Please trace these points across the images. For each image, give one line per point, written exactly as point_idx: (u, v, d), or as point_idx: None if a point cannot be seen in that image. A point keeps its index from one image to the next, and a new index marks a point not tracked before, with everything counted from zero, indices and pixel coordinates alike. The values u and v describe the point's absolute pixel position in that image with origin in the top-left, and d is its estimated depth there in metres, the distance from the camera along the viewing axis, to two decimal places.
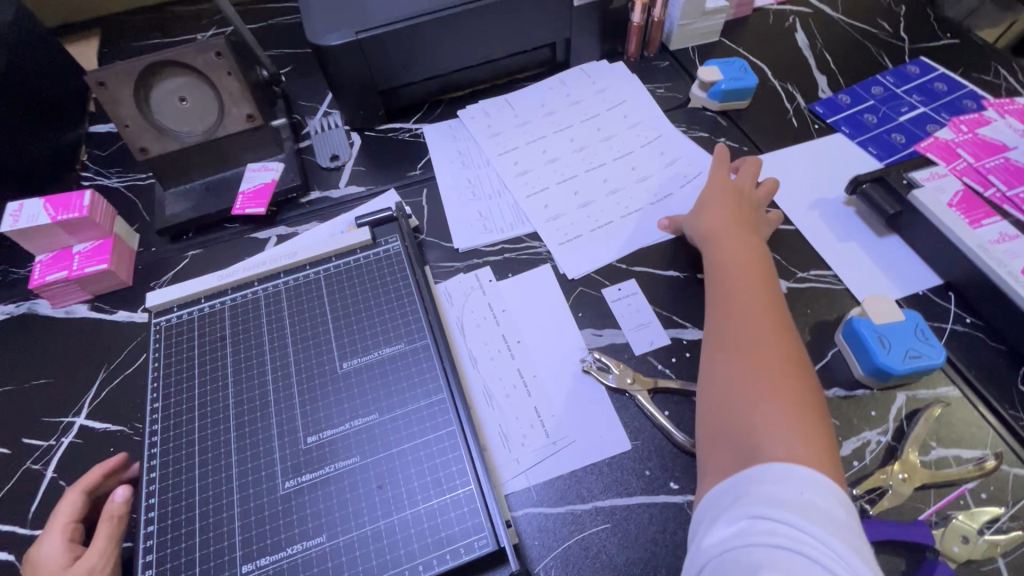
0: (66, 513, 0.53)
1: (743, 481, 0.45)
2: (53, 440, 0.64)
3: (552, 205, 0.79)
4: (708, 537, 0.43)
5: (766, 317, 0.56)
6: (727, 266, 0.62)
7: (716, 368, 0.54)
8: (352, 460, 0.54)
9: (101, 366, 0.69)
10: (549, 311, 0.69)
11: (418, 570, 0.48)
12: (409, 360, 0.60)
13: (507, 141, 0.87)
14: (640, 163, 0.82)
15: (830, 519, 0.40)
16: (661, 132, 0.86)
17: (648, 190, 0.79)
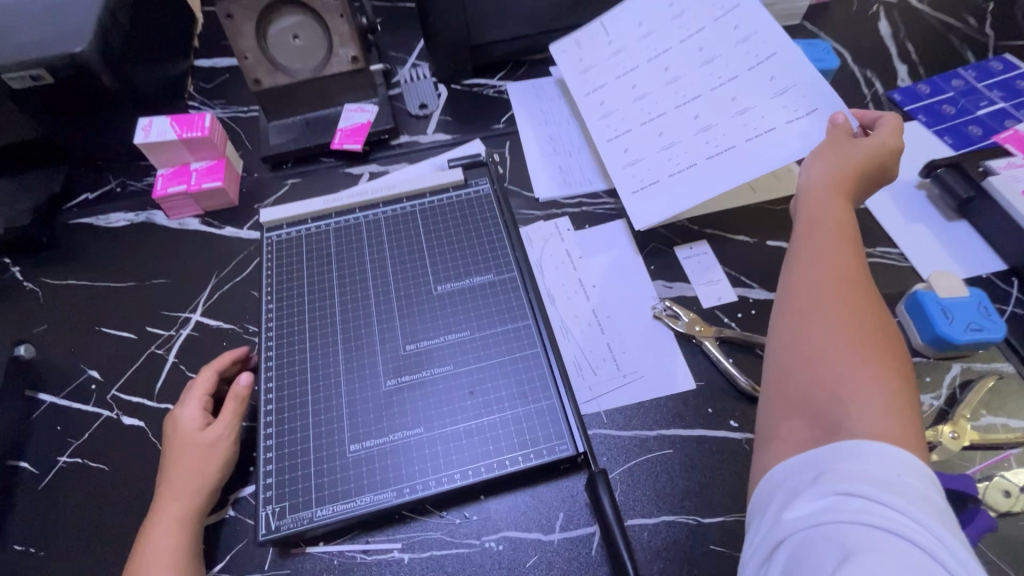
0: (203, 384, 0.60)
1: (828, 456, 0.44)
2: (173, 331, 0.72)
3: (633, 149, 0.77)
4: (790, 510, 0.43)
5: (859, 292, 0.52)
6: (823, 232, 0.58)
7: (796, 336, 0.52)
8: (446, 368, 0.61)
9: (212, 273, 0.77)
10: (622, 262, 0.73)
11: (505, 464, 0.55)
12: (497, 289, 0.66)
13: (597, 77, 0.83)
14: (741, 92, 0.73)
15: (918, 496, 0.40)
16: (778, 49, 0.73)
17: (744, 124, 0.71)
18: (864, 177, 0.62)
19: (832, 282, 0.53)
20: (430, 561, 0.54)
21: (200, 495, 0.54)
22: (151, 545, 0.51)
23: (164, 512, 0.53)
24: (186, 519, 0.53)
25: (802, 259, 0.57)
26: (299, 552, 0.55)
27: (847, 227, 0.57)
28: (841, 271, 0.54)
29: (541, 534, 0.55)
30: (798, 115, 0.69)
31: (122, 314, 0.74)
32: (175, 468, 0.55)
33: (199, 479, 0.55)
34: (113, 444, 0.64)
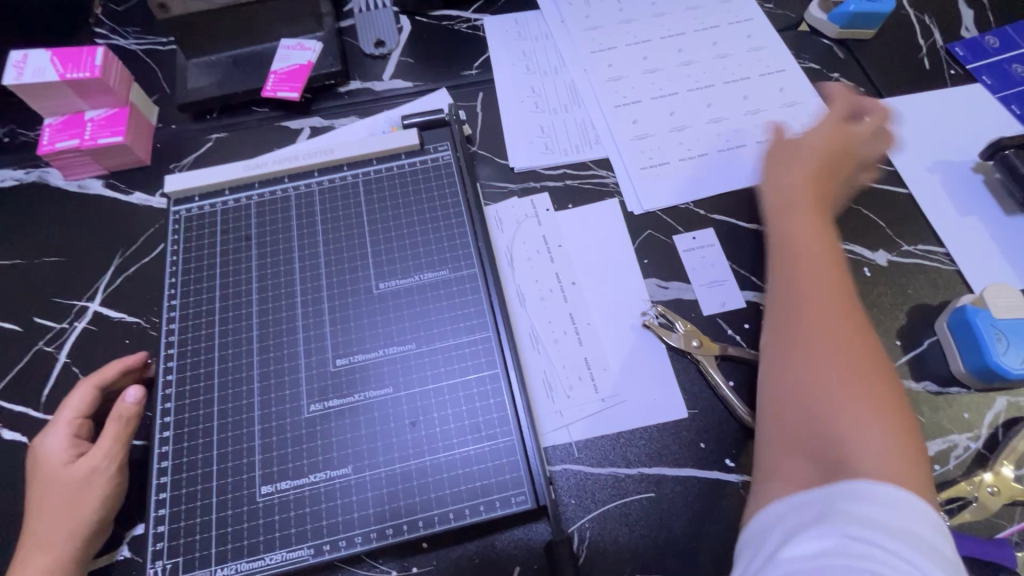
0: (79, 405, 0.50)
1: (829, 495, 0.36)
2: (67, 323, 0.60)
3: (641, 122, 0.69)
4: (787, 547, 0.35)
5: (846, 299, 0.46)
6: (802, 229, 0.51)
7: (785, 357, 0.45)
8: (382, 391, 0.49)
9: (116, 251, 0.64)
10: (609, 255, 0.61)
11: (448, 518, 0.45)
12: (452, 289, 0.54)
13: (605, 37, 0.75)
14: (753, 94, 0.70)
15: (939, 554, 0.32)
16: (787, 66, 0.73)
17: (756, 126, 0.68)
18: (841, 168, 0.57)
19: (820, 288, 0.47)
20: None
21: (69, 542, 0.45)
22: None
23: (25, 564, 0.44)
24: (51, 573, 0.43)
25: (787, 261, 0.50)
26: None
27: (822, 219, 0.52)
28: (827, 276, 0.47)
29: None
30: (809, 128, 0.68)
31: (5, 299, 0.61)
32: (42, 509, 0.46)
33: (66, 523, 0.45)
34: None
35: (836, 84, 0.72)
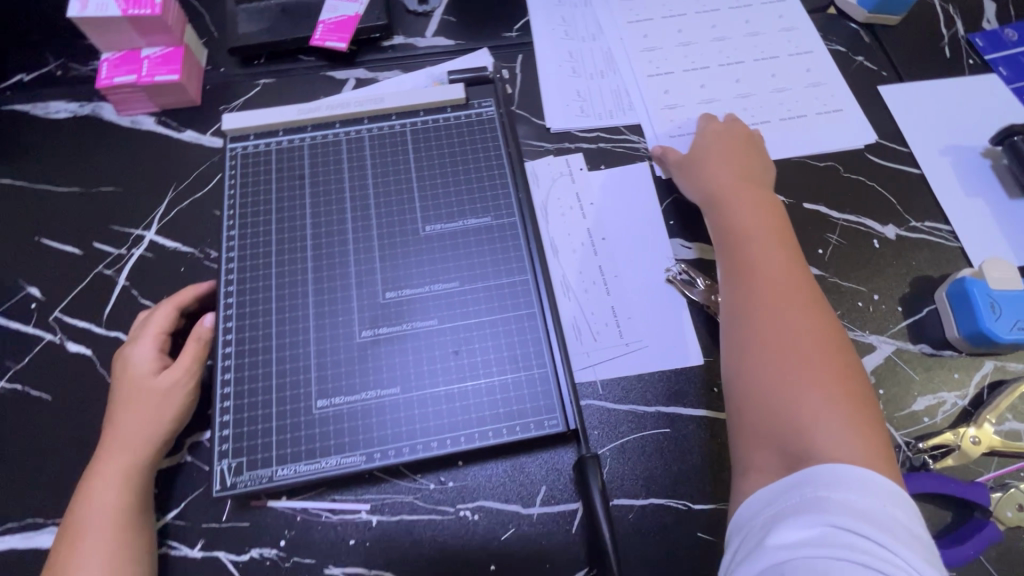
0: (162, 321, 0.54)
1: (811, 484, 0.40)
2: (125, 250, 0.63)
3: (673, 92, 0.72)
4: (774, 536, 0.39)
5: (800, 293, 0.51)
6: (752, 223, 0.56)
7: (748, 346, 0.49)
8: (427, 322, 0.54)
9: (170, 185, 0.67)
10: (637, 216, 0.64)
11: (487, 436, 0.50)
12: (494, 235, 0.58)
13: (642, 8, 0.78)
14: (781, 73, 0.74)
15: (906, 533, 0.37)
16: (814, 49, 0.76)
17: (781, 103, 0.71)
18: (741, 161, 0.62)
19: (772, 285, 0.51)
20: (401, 526, 0.51)
21: (151, 444, 0.50)
22: (97, 492, 0.48)
23: (110, 458, 0.49)
24: (135, 468, 0.49)
25: (737, 256, 0.54)
26: (259, 505, 0.52)
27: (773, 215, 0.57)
28: (779, 272, 0.52)
29: (520, 507, 0.52)
30: (830, 109, 0.71)
31: (65, 224, 0.65)
32: (126, 411, 0.51)
33: (149, 427, 0.50)
34: (56, 371, 0.58)
35: (860, 66, 0.75)
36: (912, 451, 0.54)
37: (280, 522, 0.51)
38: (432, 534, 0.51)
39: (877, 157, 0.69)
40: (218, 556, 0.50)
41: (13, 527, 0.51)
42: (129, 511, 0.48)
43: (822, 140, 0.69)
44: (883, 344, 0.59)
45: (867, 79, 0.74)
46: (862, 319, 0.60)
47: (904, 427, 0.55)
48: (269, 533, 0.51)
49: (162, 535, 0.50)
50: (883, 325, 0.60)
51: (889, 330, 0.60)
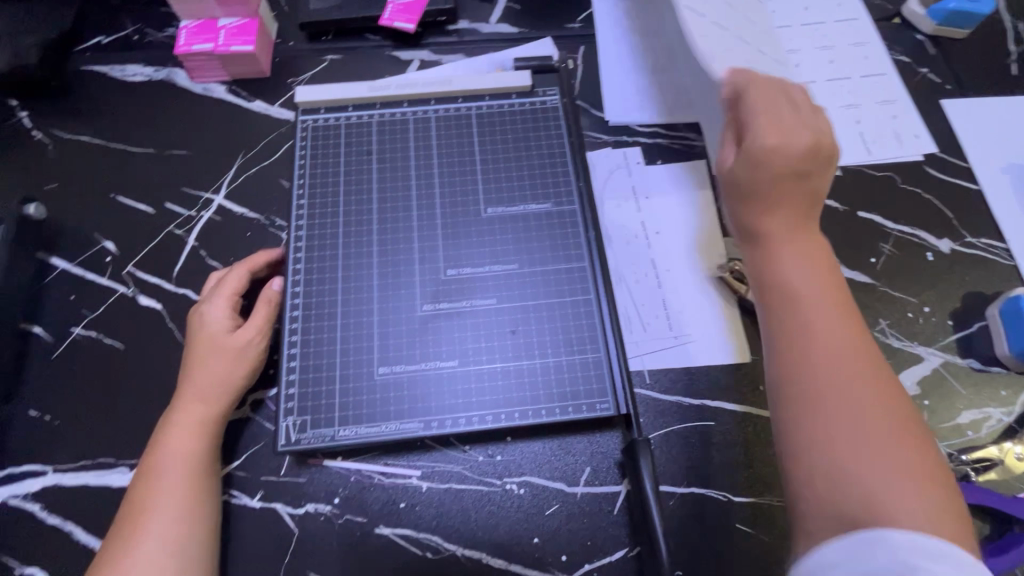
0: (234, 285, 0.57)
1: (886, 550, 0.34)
2: (194, 212, 0.66)
3: None
4: None
5: (846, 330, 0.43)
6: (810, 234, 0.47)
7: (800, 398, 0.41)
8: (487, 300, 0.55)
9: (239, 152, 0.69)
10: (691, 213, 0.65)
11: (540, 414, 0.52)
12: (554, 221, 0.59)
13: None
14: (852, 89, 0.72)
15: None
16: (887, 70, 0.74)
17: (850, 119, 0.71)
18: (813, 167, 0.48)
19: (812, 306, 0.43)
20: (449, 493, 0.53)
21: (224, 398, 0.53)
22: (174, 439, 0.51)
23: (186, 408, 0.52)
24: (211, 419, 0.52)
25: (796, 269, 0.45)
26: (316, 463, 0.54)
27: (808, 207, 0.48)
28: (818, 298, 0.44)
29: (565, 485, 0.54)
30: (897, 126, 0.71)
31: (138, 183, 0.67)
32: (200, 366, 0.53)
33: (222, 382, 0.53)
34: (127, 322, 0.61)
35: (924, 78, 0.75)
36: (954, 462, 0.55)
37: (334, 481, 0.54)
38: (479, 504, 0.53)
39: (935, 171, 0.69)
40: (276, 508, 0.53)
41: (86, 464, 0.55)
42: (203, 458, 0.51)
43: (883, 152, 0.69)
44: (930, 356, 0.59)
45: (929, 91, 0.74)
46: (911, 329, 0.61)
47: (948, 439, 0.56)
48: (324, 491, 0.53)
49: (225, 484, 0.53)
50: (931, 337, 0.60)
51: (937, 342, 0.60)
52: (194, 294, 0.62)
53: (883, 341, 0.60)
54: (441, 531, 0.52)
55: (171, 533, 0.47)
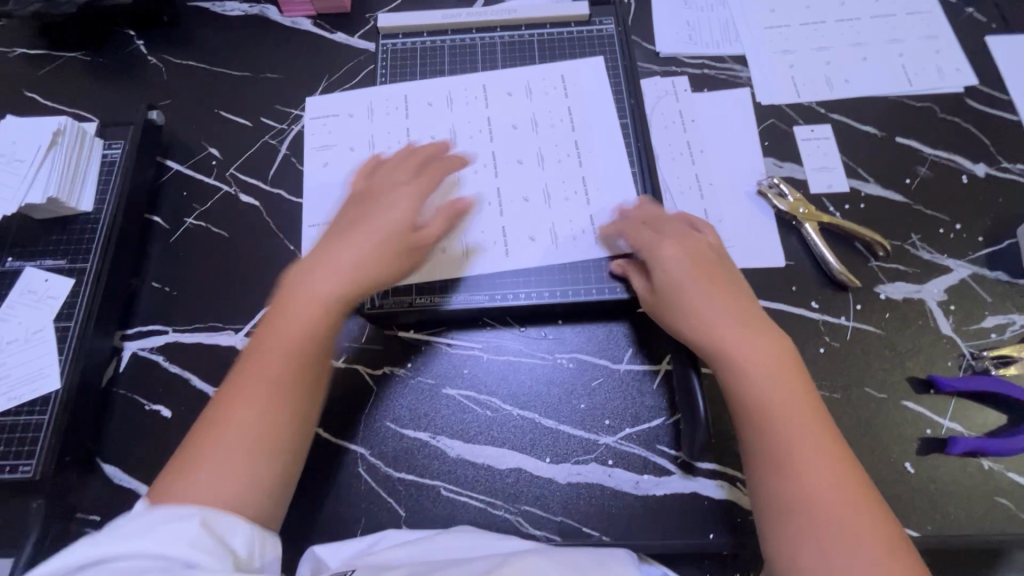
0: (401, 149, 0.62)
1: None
2: (286, 125, 0.75)
3: (785, 35, 0.76)
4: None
5: (796, 384, 0.49)
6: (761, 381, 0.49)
7: (768, 462, 0.47)
8: (537, 202, 0.64)
9: (323, 76, 0.77)
10: (734, 135, 0.70)
11: (591, 293, 0.61)
12: (605, 132, 0.67)
13: None
14: (898, 26, 0.75)
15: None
16: (933, 9, 0.77)
17: (894, 54, 0.74)
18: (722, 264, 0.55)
19: (764, 376, 0.49)
20: (507, 363, 0.61)
21: (354, 269, 0.53)
22: (301, 291, 0.52)
23: (317, 267, 0.53)
24: (339, 284, 0.52)
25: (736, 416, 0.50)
26: (391, 333, 0.63)
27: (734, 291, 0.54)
28: (768, 358, 0.50)
29: (609, 362, 0.60)
30: (940, 61, 0.74)
31: (238, 101, 0.77)
32: (354, 219, 0.56)
33: (357, 254, 0.54)
34: (231, 215, 0.70)
35: (971, 16, 0.77)
36: (976, 360, 0.59)
37: (407, 349, 0.62)
38: (534, 372, 0.60)
39: (976, 103, 0.71)
40: (358, 369, 0.61)
41: (201, 326, 0.64)
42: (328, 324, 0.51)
43: (924, 83, 0.72)
44: (959, 268, 0.63)
45: (976, 28, 0.76)
46: (942, 244, 0.64)
47: (971, 339, 0.60)
48: (400, 357, 0.62)
49: None
50: (961, 251, 0.64)
51: (966, 256, 0.64)
52: (286, 194, 0.71)
53: (913, 253, 0.64)
54: (499, 394, 0.60)
55: (279, 386, 0.48)
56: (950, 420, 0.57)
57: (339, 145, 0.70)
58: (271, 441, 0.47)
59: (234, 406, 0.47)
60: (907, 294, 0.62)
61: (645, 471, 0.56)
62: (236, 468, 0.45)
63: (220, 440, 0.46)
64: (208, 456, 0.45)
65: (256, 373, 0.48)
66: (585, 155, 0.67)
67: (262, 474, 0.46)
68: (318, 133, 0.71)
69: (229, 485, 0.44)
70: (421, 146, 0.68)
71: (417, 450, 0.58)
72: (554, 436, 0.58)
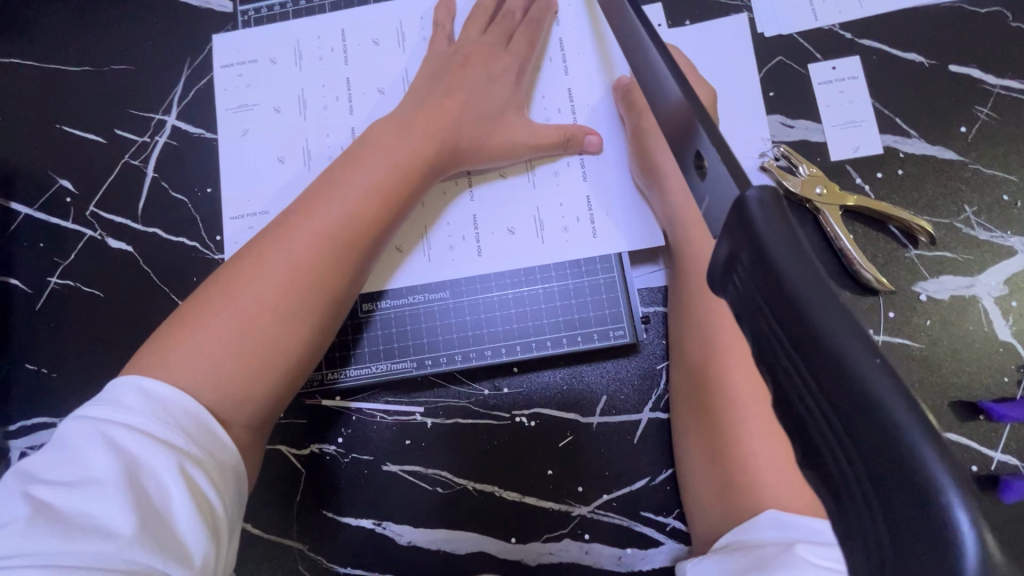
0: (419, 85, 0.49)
1: None
2: (148, 137, 0.58)
3: None
4: None
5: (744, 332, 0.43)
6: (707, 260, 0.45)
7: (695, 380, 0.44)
8: (520, 180, 0.50)
9: (184, 62, 0.58)
10: (730, 87, 0.52)
11: (545, 346, 0.49)
12: (575, 77, 0.51)
13: None
14: None
15: None
16: None
17: None
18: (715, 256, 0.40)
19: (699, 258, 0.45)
20: (455, 430, 0.50)
21: (391, 172, 0.44)
22: (351, 170, 0.44)
23: (367, 146, 0.45)
24: (383, 178, 0.43)
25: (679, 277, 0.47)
26: (313, 402, 0.51)
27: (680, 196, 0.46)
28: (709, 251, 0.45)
29: (578, 416, 0.49)
30: None
31: (83, 110, 0.59)
32: (445, 93, 0.48)
33: (411, 150, 0.45)
34: (101, 267, 0.56)
35: None
36: None
37: (335, 421, 0.51)
38: (488, 439, 0.50)
39: None
40: (281, 449, 0.51)
41: None
42: (370, 219, 0.43)
43: None
44: None
45: None
46: (1004, 217, 0.49)
47: None
48: (327, 431, 0.51)
49: None
50: None
51: None
52: (163, 233, 0.56)
53: (966, 234, 0.49)
54: (450, 466, 0.50)
55: (291, 268, 0.40)
56: (1003, 452, 0.46)
57: (260, 104, 0.55)
58: (277, 331, 0.39)
59: (244, 272, 0.40)
60: (955, 292, 0.48)
61: (628, 544, 0.48)
62: (214, 370, 0.37)
63: (203, 329, 0.38)
64: (201, 329, 0.38)
65: (272, 251, 0.40)
66: (581, 107, 0.51)
67: (260, 373, 0.38)
68: (234, 88, 0.56)
69: (218, 379, 0.36)
70: (366, 101, 0.54)
71: (361, 540, 0.50)
72: (519, 511, 0.49)
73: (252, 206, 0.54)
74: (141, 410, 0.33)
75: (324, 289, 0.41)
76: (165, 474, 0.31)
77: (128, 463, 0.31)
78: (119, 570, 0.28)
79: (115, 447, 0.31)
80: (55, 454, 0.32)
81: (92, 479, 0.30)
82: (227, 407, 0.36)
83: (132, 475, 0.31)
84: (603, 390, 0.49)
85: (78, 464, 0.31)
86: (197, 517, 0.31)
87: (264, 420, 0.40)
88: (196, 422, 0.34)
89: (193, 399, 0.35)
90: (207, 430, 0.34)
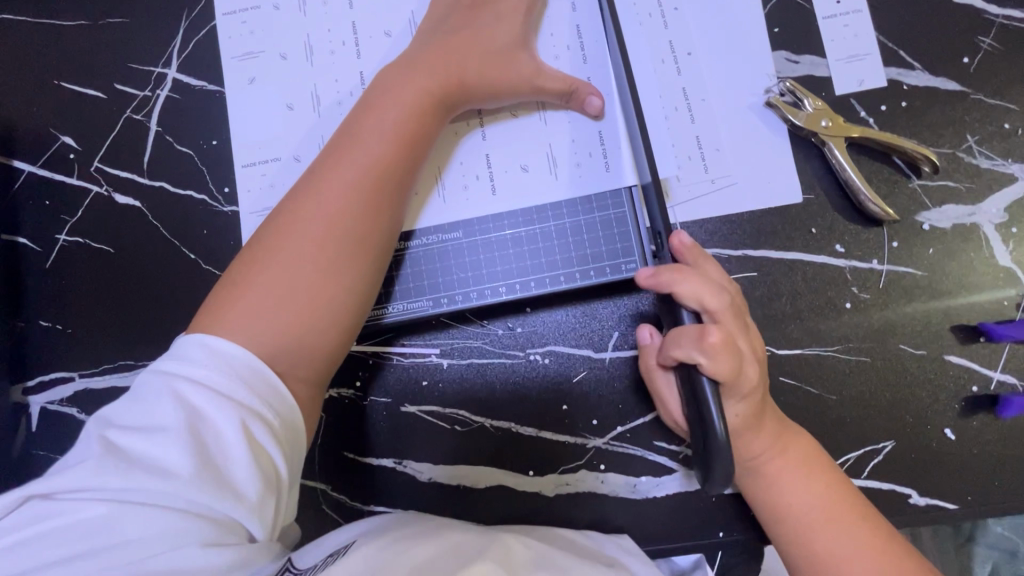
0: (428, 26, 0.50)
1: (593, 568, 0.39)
2: (149, 91, 0.57)
3: None
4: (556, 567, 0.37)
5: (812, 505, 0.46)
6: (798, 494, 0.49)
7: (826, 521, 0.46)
8: (530, 119, 0.50)
9: (181, 13, 0.57)
10: (736, 22, 0.52)
11: (559, 281, 0.49)
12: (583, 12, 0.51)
13: None
14: None
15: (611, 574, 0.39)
16: None
17: None
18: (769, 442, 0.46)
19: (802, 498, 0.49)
20: (471, 369, 0.51)
21: (409, 120, 0.45)
22: (365, 126, 0.44)
23: (386, 96, 0.45)
24: (402, 127, 0.44)
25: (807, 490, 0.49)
26: None
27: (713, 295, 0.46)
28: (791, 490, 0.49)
29: (592, 352, 0.50)
30: None
31: (80, 64, 0.58)
32: (454, 33, 0.48)
33: (419, 94, 0.45)
34: (110, 222, 0.56)
35: None
36: None
37: (353, 364, 0.51)
38: (504, 377, 0.51)
39: None
40: None
41: (109, 367, 0.54)
42: (392, 166, 0.44)
43: None
44: None
45: None
46: (1005, 145, 0.50)
47: None
48: (346, 375, 0.51)
49: None
50: None
51: None
52: (171, 188, 0.56)
53: (968, 162, 0.50)
54: (468, 404, 0.51)
55: (328, 222, 0.41)
56: (1001, 371, 0.48)
57: (265, 51, 0.55)
58: (321, 285, 0.40)
59: (284, 234, 0.41)
60: (957, 220, 0.49)
61: (642, 472, 0.49)
62: (268, 316, 0.38)
63: (259, 283, 0.39)
64: (250, 290, 0.39)
65: (308, 207, 0.42)
66: (589, 43, 0.50)
67: (308, 321, 0.40)
68: (238, 36, 0.55)
69: (272, 332, 0.38)
70: (374, 46, 0.54)
71: (382, 479, 0.51)
72: (535, 446, 0.50)
73: (262, 154, 0.54)
74: (203, 365, 0.35)
75: (357, 241, 0.42)
76: (226, 425, 0.33)
77: (190, 414, 0.33)
78: (181, 508, 0.31)
79: (181, 399, 0.34)
80: (129, 401, 0.35)
81: (158, 426, 0.33)
82: (281, 357, 0.38)
83: (195, 426, 0.33)
84: (615, 325, 0.50)
85: (149, 411, 0.34)
86: (253, 465, 0.33)
87: (323, 372, 0.41)
88: (257, 376, 0.36)
89: (247, 349, 0.37)
90: (267, 385, 0.36)
